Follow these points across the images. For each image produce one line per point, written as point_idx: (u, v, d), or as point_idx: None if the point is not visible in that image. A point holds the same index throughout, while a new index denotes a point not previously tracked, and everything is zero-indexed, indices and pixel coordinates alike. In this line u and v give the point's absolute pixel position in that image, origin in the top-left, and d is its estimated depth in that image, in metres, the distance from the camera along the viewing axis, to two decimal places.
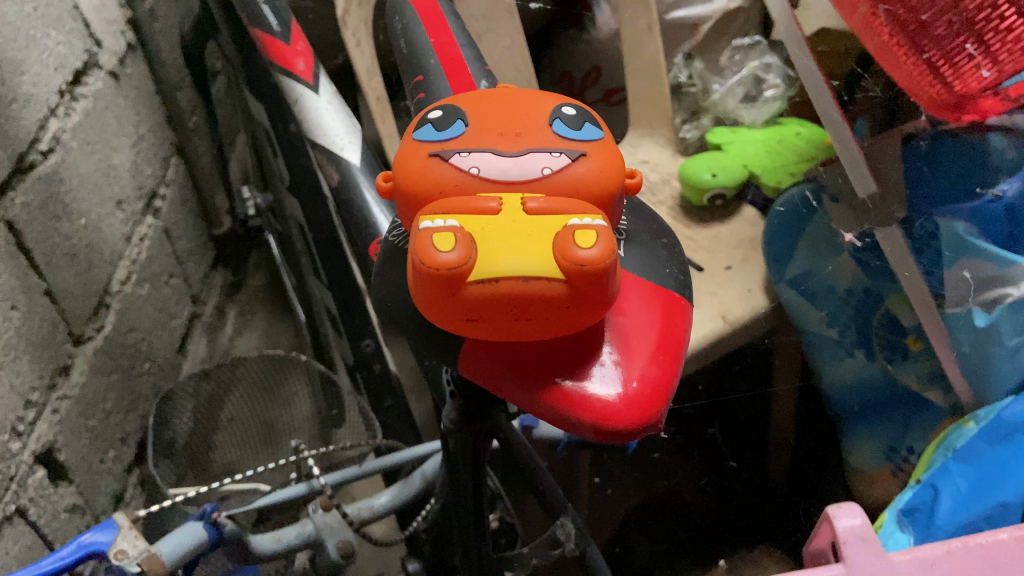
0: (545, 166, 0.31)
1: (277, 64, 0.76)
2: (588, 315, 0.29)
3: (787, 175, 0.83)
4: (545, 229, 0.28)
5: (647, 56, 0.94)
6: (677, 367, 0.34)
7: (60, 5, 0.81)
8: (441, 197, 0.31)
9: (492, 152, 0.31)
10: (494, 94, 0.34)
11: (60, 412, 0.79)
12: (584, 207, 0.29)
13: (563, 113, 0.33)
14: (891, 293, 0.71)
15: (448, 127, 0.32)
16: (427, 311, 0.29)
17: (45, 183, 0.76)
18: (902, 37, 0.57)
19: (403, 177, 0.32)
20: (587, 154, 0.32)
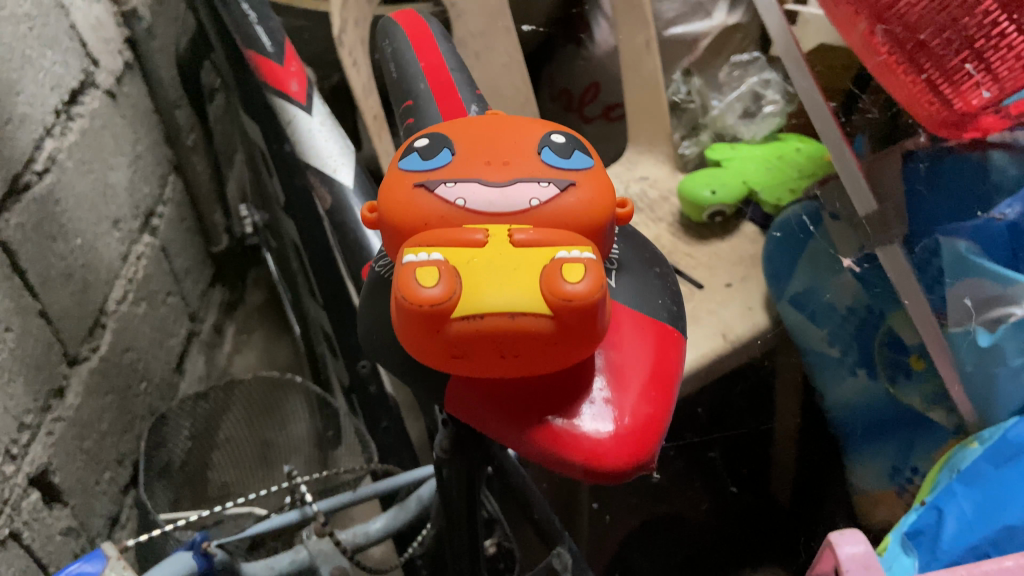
0: (533, 196, 0.31)
1: (271, 85, 0.76)
2: (574, 351, 0.29)
3: (787, 193, 0.82)
4: (532, 261, 0.28)
5: (646, 73, 0.93)
6: (669, 403, 0.34)
7: (57, 25, 0.81)
8: (427, 230, 0.31)
9: (479, 182, 0.32)
10: (482, 122, 0.35)
11: (55, 434, 0.78)
12: (571, 238, 0.29)
13: (551, 141, 0.34)
14: (892, 310, 0.68)
15: (435, 156, 0.33)
16: (412, 344, 0.29)
17: (40, 203, 0.76)
18: (900, 55, 0.57)
19: (390, 208, 0.33)
20: (576, 183, 0.32)
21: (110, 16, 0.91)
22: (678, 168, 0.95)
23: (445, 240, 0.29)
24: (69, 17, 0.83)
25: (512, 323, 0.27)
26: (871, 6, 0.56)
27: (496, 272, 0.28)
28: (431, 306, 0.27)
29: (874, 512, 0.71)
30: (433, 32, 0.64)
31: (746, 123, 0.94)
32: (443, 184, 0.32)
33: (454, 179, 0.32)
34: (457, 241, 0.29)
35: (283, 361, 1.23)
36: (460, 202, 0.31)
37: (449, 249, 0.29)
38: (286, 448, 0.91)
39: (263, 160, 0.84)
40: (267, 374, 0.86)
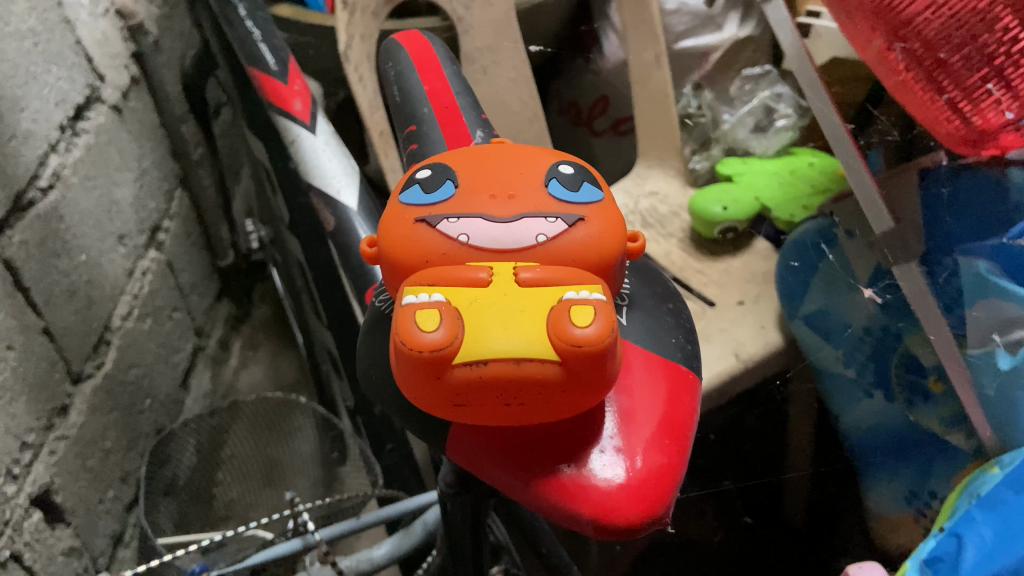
0: (540, 233, 0.35)
1: (274, 104, 0.76)
2: (581, 398, 0.31)
3: (801, 208, 0.80)
4: (538, 308, 0.31)
5: (656, 88, 0.92)
6: (683, 451, 0.36)
7: (62, 40, 0.80)
8: (430, 263, 0.35)
9: (492, 218, 0.36)
10: (488, 158, 0.39)
11: (58, 452, 0.77)
12: (574, 277, 0.32)
13: (557, 175, 0.38)
14: (908, 331, 0.66)
15: (439, 191, 0.37)
16: (418, 393, 0.31)
17: (44, 220, 0.75)
18: (918, 73, 0.56)
19: (394, 242, 0.37)
20: (584, 219, 0.36)
21: (117, 31, 0.91)
22: (688, 183, 0.94)
23: (455, 282, 0.32)
24: (74, 32, 0.82)
25: (516, 369, 0.30)
26: (889, 23, 0.55)
27: (501, 321, 0.30)
28: (434, 351, 0.29)
29: (892, 536, 0.68)
30: (439, 55, 0.64)
31: (757, 137, 0.92)
32: (457, 219, 0.36)
33: (469, 214, 0.36)
34: (464, 287, 0.32)
35: (289, 377, 1.22)
36: (473, 239, 0.35)
37: (456, 295, 0.31)
38: (292, 467, 0.89)
39: (269, 177, 0.83)
40: (270, 396, 0.85)
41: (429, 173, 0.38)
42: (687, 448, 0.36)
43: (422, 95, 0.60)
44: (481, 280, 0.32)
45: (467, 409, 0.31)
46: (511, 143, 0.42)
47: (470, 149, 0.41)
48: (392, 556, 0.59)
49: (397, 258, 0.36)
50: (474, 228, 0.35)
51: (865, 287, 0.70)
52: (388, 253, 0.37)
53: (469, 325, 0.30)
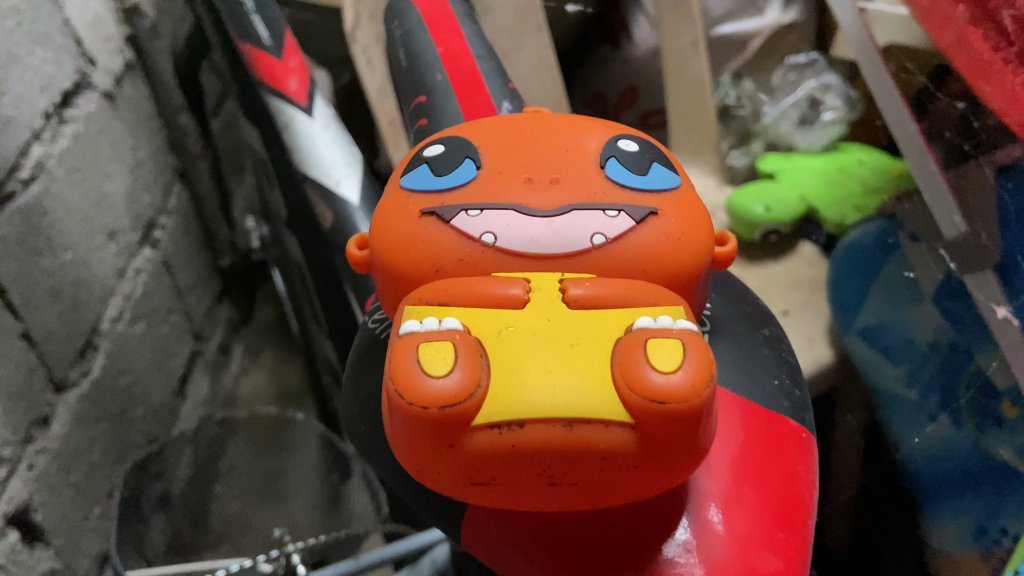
0: (598, 233, 0.35)
1: (267, 83, 0.70)
2: (648, 473, 0.31)
3: (852, 210, 0.73)
4: (589, 349, 0.31)
5: (692, 76, 0.84)
6: (803, 534, 0.41)
7: (48, 20, 0.74)
8: (441, 272, 0.35)
9: (530, 210, 0.35)
10: (530, 137, 0.39)
11: (37, 467, 0.70)
12: (628, 292, 0.33)
13: (614, 159, 0.38)
14: (981, 349, 0.57)
15: (467, 176, 0.37)
16: (431, 462, 0.31)
17: (26, 215, 0.69)
18: (1011, 52, 0.47)
19: (401, 243, 0.37)
20: (658, 214, 0.36)
21: (110, 12, 0.84)
22: (726, 180, 0.87)
23: (490, 304, 0.32)
24: (61, 12, 0.76)
25: (567, 433, 0.30)
26: None
27: (544, 363, 0.30)
28: (445, 406, 0.28)
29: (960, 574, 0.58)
30: (454, 11, 0.64)
31: (803, 131, 0.83)
32: (483, 210, 0.36)
33: (500, 205, 0.36)
34: (496, 310, 0.32)
35: (293, 385, 1.15)
36: (503, 238, 0.35)
37: (484, 327, 0.32)
38: (299, 480, 0.79)
39: (266, 169, 0.77)
40: (264, 414, 0.80)
41: (453, 150, 0.39)
42: (806, 528, 0.42)
43: (436, 60, 0.60)
44: (517, 302, 0.32)
45: (492, 485, 0.31)
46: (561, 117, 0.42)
47: (503, 120, 0.41)
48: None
49: (412, 255, 0.36)
50: (505, 224, 0.35)
51: (955, 301, 0.59)
52: (394, 253, 0.37)
53: (501, 372, 0.30)
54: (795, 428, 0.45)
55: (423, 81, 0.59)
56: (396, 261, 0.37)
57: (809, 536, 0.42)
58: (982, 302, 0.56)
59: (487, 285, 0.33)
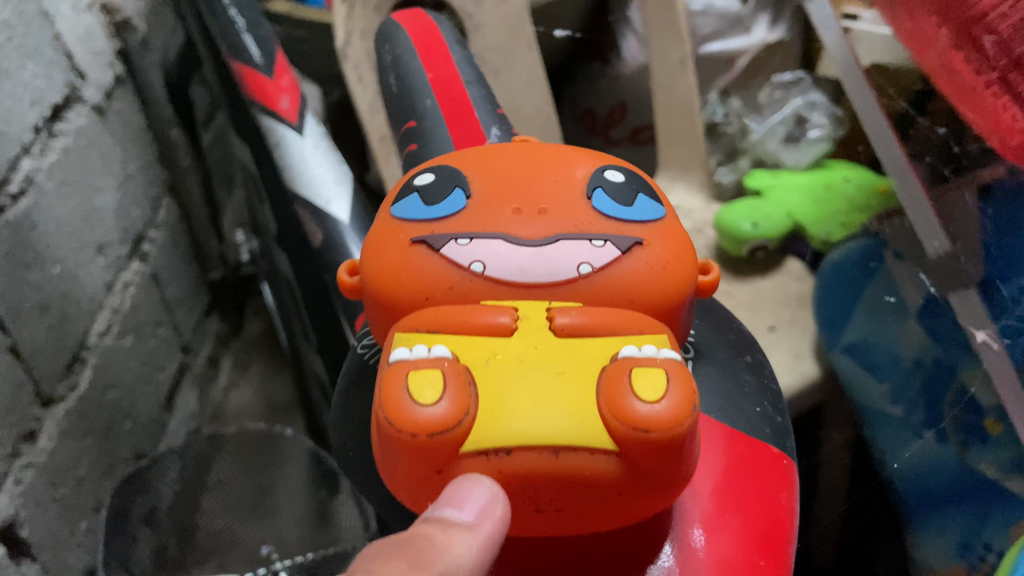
0: (584, 262, 0.36)
1: (260, 102, 0.70)
2: (633, 500, 0.33)
3: (837, 227, 0.74)
4: (575, 378, 0.32)
5: (679, 93, 0.85)
6: (785, 561, 0.42)
7: (39, 35, 0.74)
8: (430, 300, 0.37)
9: (519, 240, 0.37)
10: (519, 167, 0.40)
11: (25, 482, 0.70)
12: (614, 322, 0.35)
13: (602, 188, 0.39)
14: (964, 364, 0.58)
15: (456, 204, 0.39)
16: (421, 489, 0.33)
17: (14, 229, 0.69)
18: (993, 75, 0.48)
19: (391, 270, 0.38)
20: (643, 244, 0.38)
21: (101, 27, 0.85)
22: (714, 197, 0.87)
23: (480, 332, 0.34)
24: (53, 26, 0.76)
25: (552, 460, 0.31)
26: (960, 18, 0.48)
27: (534, 390, 0.32)
28: (434, 433, 0.31)
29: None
30: (447, 39, 0.64)
31: (789, 150, 0.85)
32: (472, 239, 0.37)
33: (490, 234, 0.37)
34: (482, 338, 0.34)
35: (282, 399, 1.14)
36: (492, 267, 0.36)
37: (473, 354, 0.33)
38: (287, 495, 0.80)
39: (256, 186, 0.77)
40: (253, 428, 0.80)
41: (443, 179, 0.40)
42: (788, 554, 0.42)
43: (427, 85, 0.60)
44: (505, 331, 0.34)
45: None
46: (550, 145, 0.44)
47: (492, 148, 0.43)
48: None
49: (402, 281, 0.37)
50: (494, 253, 0.37)
51: (937, 319, 0.61)
52: (383, 280, 0.38)
53: (490, 401, 0.32)
54: (776, 455, 0.46)
55: (414, 107, 0.60)
56: (385, 287, 0.38)
57: (790, 562, 0.42)
58: (969, 328, 0.57)
59: (476, 313, 0.35)
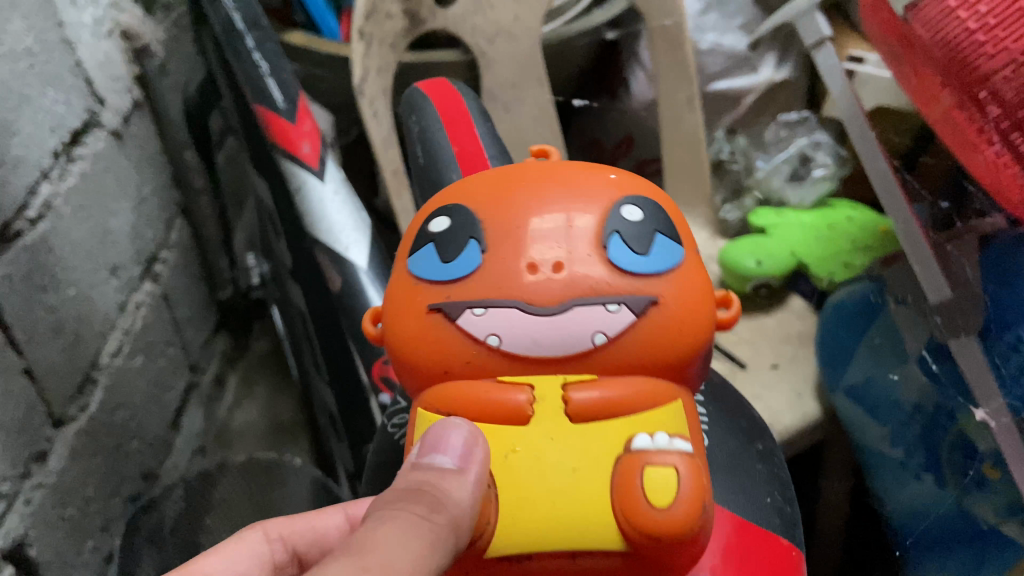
0: (599, 332, 0.38)
1: (281, 147, 0.73)
2: (643, 574, 0.37)
3: (841, 266, 0.75)
4: (588, 475, 0.36)
5: (686, 131, 0.86)
6: None
7: (61, 62, 0.76)
8: (449, 370, 0.39)
9: (534, 308, 0.38)
10: (533, 207, 0.40)
11: (34, 502, 0.71)
12: (624, 403, 0.38)
13: (618, 235, 0.39)
14: (963, 411, 0.59)
15: (469, 261, 0.39)
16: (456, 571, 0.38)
17: (31, 253, 0.70)
18: (994, 131, 0.49)
19: (410, 336, 0.40)
20: (657, 302, 0.39)
21: (121, 52, 0.86)
22: (718, 233, 0.89)
23: (503, 419, 0.38)
24: (74, 53, 0.78)
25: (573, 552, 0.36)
26: (962, 80, 0.49)
27: (550, 489, 0.36)
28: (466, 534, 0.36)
29: None
30: (469, 109, 0.66)
31: (794, 187, 0.86)
32: (488, 308, 0.38)
33: (504, 302, 0.38)
34: (507, 424, 0.38)
35: (286, 418, 1.15)
36: (508, 340, 0.38)
37: (495, 447, 0.38)
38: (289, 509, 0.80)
39: (273, 220, 0.79)
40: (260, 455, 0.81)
41: (458, 227, 0.41)
42: None
43: (453, 159, 0.62)
44: (523, 416, 0.38)
45: None
46: (566, 168, 0.43)
47: (505, 179, 0.42)
48: (349, 529, 0.52)
49: (423, 355, 0.40)
50: (507, 325, 0.38)
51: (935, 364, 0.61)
52: (404, 345, 0.40)
53: (514, 492, 0.36)
54: (786, 547, 0.47)
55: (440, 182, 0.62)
56: (410, 357, 0.40)
57: None
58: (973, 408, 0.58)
59: (495, 398, 0.38)
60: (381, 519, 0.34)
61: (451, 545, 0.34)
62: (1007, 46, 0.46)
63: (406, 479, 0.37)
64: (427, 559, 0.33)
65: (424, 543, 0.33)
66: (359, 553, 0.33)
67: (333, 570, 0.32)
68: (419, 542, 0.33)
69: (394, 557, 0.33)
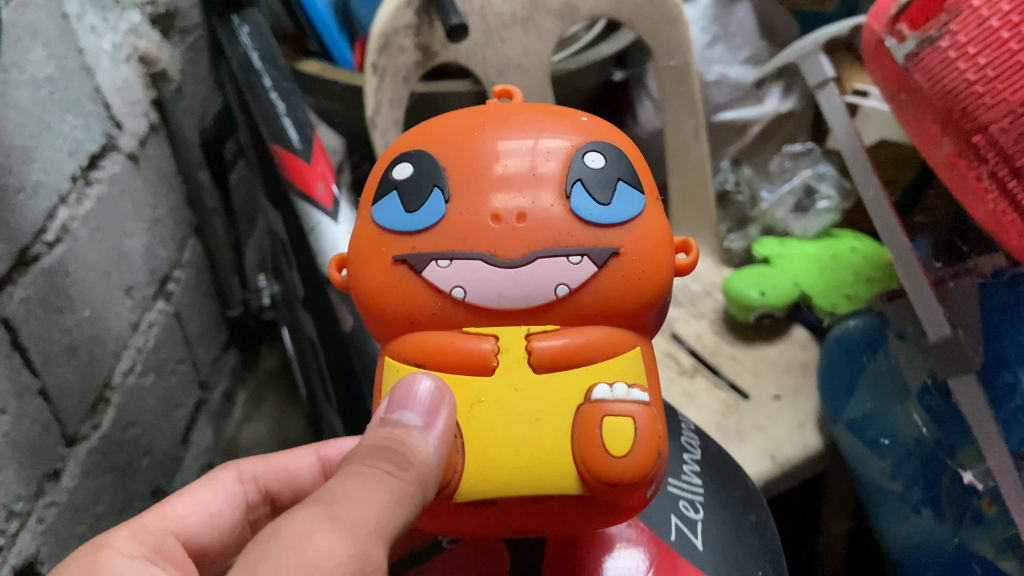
0: (562, 283, 0.39)
1: (296, 186, 0.75)
2: (598, 511, 0.40)
3: (844, 299, 0.77)
4: (550, 422, 0.39)
5: (693, 161, 0.88)
6: None
7: (80, 88, 0.77)
8: (416, 320, 0.41)
9: (498, 260, 0.39)
10: (495, 155, 0.41)
11: (46, 521, 0.72)
12: (583, 352, 0.40)
13: (581, 184, 0.40)
14: (964, 446, 0.62)
15: (432, 211, 0.40)
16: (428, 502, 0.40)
17: (48, 276, 0.71)
18: (991, 181, 0.51)
19: (376, 286, 0.41)
20: (619, 253, 0.40)
21: (138, 77, 0.88)
22: (722, 261, 0.90)
23: (470, 367, 0.40)
24: (93, 79, 0.79)
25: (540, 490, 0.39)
26: (962, 129, 0.50)
27: (515, 437, 0.39)
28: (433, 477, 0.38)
29: None
30: None
31: (799, 218, 0.88)
32: (453, 261, 0.40)
33: (469, 255, 0.39)
34: (472, 372, 0.40)
35: (295, 434, 1.17)
36: (473, 292, 0.40)
37: (460, 395, 0.40)
38: None
39: (285, 250, 0.81)
40: None
41: (421, 175, 0.41)
42: None
43: None
44: (487, 365, 0.40)
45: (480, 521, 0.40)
46: (528, 112, 0.43)
47: (467, 122, 0.43)
48: (320, 469, 0.55)
49: (389, 304, 0.41)
50: (472, 277, 0.39)
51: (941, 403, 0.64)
52: (370, 292, 0.42)
53: (482, 434, 0.39)
54: None
55: None
56: (375, 306, 0.42)
57: None
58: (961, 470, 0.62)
59: (461, 348, 0.40)
60: (351, 472, 0.36)
61: (418, 497, 0.36)
62: (1005, 97, 0.47)
63: (375, 432, 0.38)
64: (394, 511, 0.35)
65: (392, 496, 0.35)
66: (332, 502, 0.35)
67: (305, 520, 0.34)
68: (386, 496, 0.35)
69: (365, 507, 0.35)
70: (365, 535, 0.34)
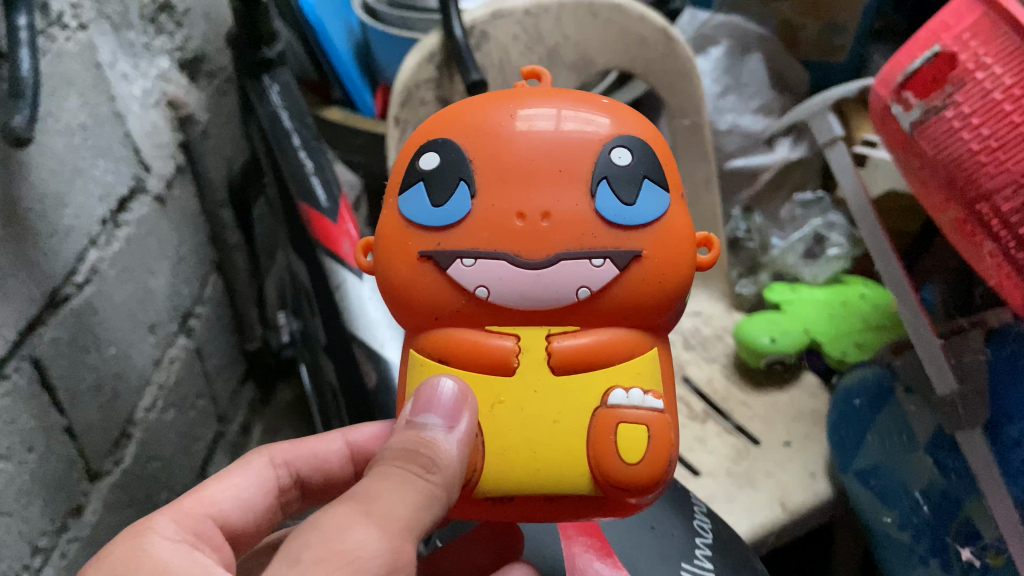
0: (583, 287, 0.42)
1: (324, 245, 0.80)
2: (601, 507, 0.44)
3: (853, 347, 0.79)
4: (568, 424, 0.42)
5: (705, 207, 0.89)
6: None
7: (112, 133, 0.80)
8: (439, 315, 0.43)
9: (522, 262, 0.42)
10: (524, 147, 0.42)
11: (68, 556, 0.74)
12: (599, 352, 0.43)
13: (607, 181, 0.42)
14: (970, 500, 0.63)
15: (460, 206, 0.42)
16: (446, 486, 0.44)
17: (77, 316, 0.74)
18: (996, 247, 0.54)
19: (402, 279, 0.43)
20: (640, 256, 0.42)
21: (166, 121, 0.91)
22: (734, 306, 0.91)
23: (492, 364, 0.43)
24: (124, 125, 0.82)
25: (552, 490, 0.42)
26: (964, 195, 0.55)
27: (535, 440, 0.42)
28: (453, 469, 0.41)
29: None
30: None
31: (809, 264, 0.90)
32: (478, 260, 0.42)
33: (494, 256, 0.42)
34: (495, 368, 0.43)
35: None
36: (495, 292, 0.42)
37: (482, 396, 0.43)
38: None
39: (308, 301, 0.84)
40: None
41: (448, 166, 0.42)
42: None
43: None
44: (506, 361, 0.43)
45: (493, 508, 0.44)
46: (556, 97, 0.44)
47: (496, 108, 0.44)
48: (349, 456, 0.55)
49: (415, 297, 0.43)
50: (495, 279, 0.42)
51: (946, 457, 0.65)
52: (395, 284, 0.44)
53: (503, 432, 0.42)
54: None
55: None
56: (400, 297, 0.44)
57: None
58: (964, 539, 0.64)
59: (483, 346, 0.43)
60: (382, 472, 0.39)
61: (444, 499, 0.39)
62: (1007, 167, 0.51)
63: (404, 433, 0.41)
64: (423, 508, 0.38)
65: (421, 495, 0.38)
66: (365, 499, 0.37)
67: (342, 514, 0.36)
68: (417, 496, 0.38)
69: (397, 503, 0.38)
70: (397, 530, 0.37)
